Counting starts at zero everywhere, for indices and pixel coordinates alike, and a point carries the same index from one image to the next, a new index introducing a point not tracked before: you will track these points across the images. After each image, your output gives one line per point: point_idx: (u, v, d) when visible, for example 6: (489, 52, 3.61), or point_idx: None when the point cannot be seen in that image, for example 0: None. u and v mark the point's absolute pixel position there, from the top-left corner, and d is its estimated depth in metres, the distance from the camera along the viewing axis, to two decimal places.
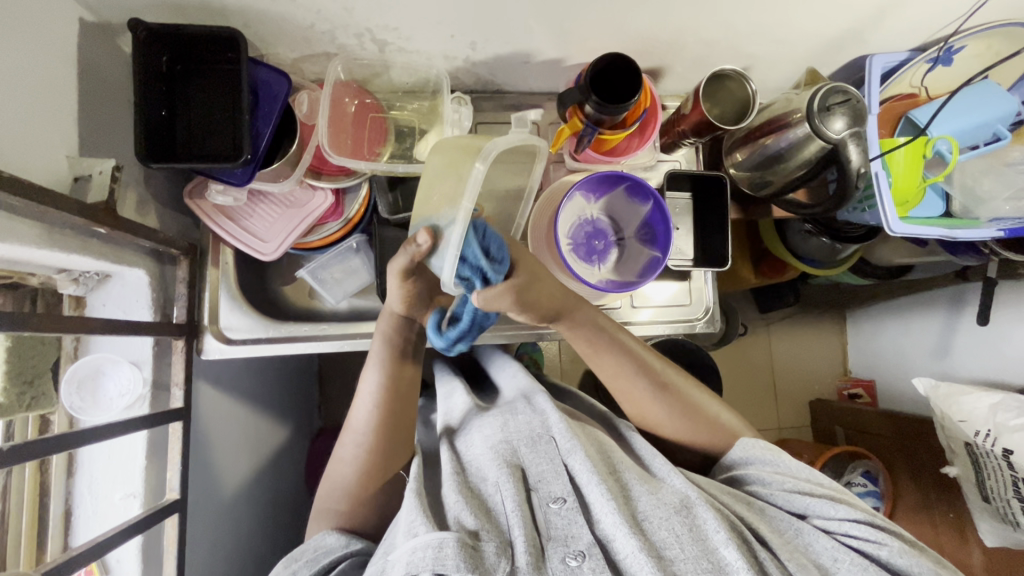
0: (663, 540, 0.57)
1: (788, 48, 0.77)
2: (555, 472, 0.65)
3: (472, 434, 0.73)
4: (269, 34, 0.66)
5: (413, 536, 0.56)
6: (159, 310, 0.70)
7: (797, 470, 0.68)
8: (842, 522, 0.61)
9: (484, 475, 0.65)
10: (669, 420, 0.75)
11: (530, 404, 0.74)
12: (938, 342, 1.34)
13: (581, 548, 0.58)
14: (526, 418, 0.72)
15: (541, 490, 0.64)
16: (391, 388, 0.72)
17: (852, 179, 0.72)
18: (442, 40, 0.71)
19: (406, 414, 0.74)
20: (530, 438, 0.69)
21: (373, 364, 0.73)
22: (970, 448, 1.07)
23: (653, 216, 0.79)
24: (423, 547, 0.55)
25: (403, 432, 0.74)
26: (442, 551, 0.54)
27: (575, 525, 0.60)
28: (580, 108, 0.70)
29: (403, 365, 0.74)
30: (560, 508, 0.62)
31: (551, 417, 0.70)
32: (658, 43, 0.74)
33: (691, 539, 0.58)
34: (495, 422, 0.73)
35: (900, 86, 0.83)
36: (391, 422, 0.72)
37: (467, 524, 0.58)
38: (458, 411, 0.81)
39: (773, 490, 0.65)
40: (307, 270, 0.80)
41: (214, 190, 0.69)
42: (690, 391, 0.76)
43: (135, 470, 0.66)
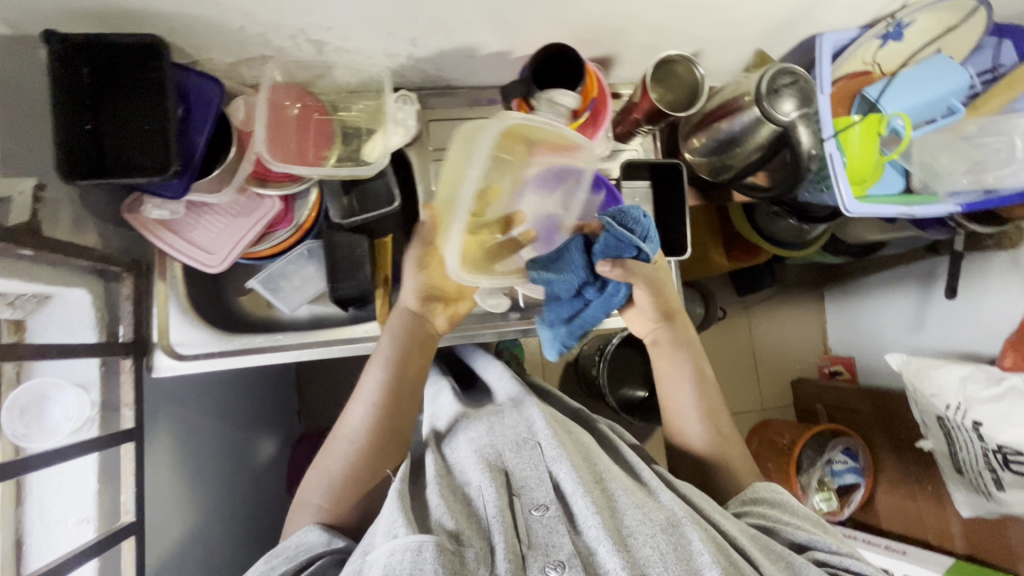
0: (647, 558, 0.56)
1: (736, 30, 0.75)
2: (539, 479, 0.64)
3: (458, 437, 0.72)
4: (197, 39, 0.63)
5: (392, 537, 0.55)
6: (104, 330, 0.68)
7: (804, 514, 0.69)
8: (843, 559, 0.61)
9: (467, 479, 0.65)
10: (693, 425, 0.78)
11: (520, 412, 0.73)
12: (914, 315, 1.34)
13: (560, 558, 0.56)
14: (513, 421, 0.72)
15: (524, 496, 0.62)
16: (395, 386, 0.71)
17: (803, 161, 0.71)
18: (381, 38, 0.69)
19: (405, 417, 0.73)
20: (514, 443, 0.68)
21: (380, 361, 0.72)
22: (942, 421, 1.07)
23: (604, 206, 0.79)
24: (402, 549, 0.53)
25: (398, 434, 0.72)
26: (421, 554, 0.53)
27: (557, 533, 0.58)
28: (525, 101, 0.68)
29: (412, 364, 0.73)
30: (542, 516, 0.60)
31: (537, 423, 0.69)
32: (604, 31, 0.73)
33: (676, 558, 0.56)
34: (482, 424, 0.72)
35: (852, 63, 0.81)
36: (389, 420, 0.71)
37: (446, 525, 0.58)
38: (446, 413, 0.79)
39: (783, 526, 0.65)
40: (259, 280, 0.78)
41: (150, 205, 0.67)
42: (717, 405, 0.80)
43: (88, 495, 0.65)
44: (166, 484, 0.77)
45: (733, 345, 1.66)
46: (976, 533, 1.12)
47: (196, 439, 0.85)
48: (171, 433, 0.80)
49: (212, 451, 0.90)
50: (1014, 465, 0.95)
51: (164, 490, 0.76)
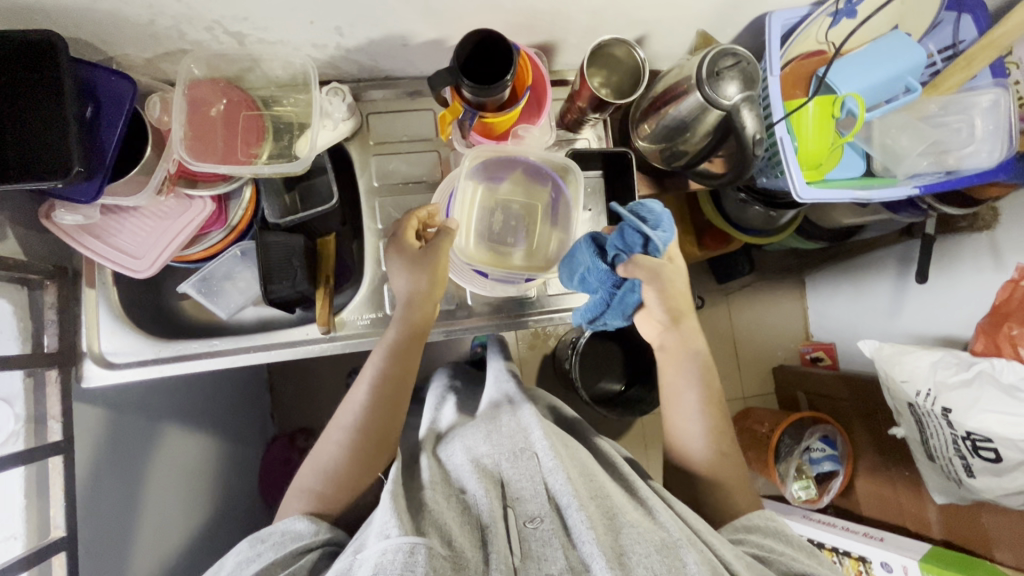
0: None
1: (680, 11, 0.72)
2: (534, 492, 0.62)
3: (454, 446, 0.71)
4: (103, 34, 0.60)
5: (384, 537, 0.54)
6: (28, 340, 0.65)
7: (799, 544, 0.66)
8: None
9: (465, 486, 0.63)
10: (696, 441, 0.75)
11: (516, 418, 0.72)
12: (891, 299, 1.31)
13: (553, 573, 0.54)
14: (509, 430, 0.69)
15: (518, 508, 0.61)
16: (399, 372, 0.71)
17: (749, 149, 0.67)
18: (304, 27, 0.65)
19: (405, 402, 0.72)
20: (511, 454, 0.66)
21: (384, 347, 0.71)
22: (913, 408, 1.06)
23: (553, 200, 0.75)
24: (393, 548, 0.52)
25: (398, 419, 0.72)
26: (413, 556, 0.51)
27: (550, 547, 0.56)
28: (457, 92, 0.65)
29: (415, 350, 0.72)
30: (536, 528, 0.59)
31: (535, 434, 0.67)
32: (541, 15, 0.70)
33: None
34: (478, 429, 0.71)
35: (806, 43, 0.79)
36: (389, 406, 0.70)
37: (440, 530, 0.56)
38: (447, 418, 0.82)
39: (777, 560, 0.62)
40: (192, 284, 0.76)
41: (60, 211, 0.63)
42: (725, 423, 0.76)
43: (15, 512, 0.62)
44: (115, 495, 0.75)
45: (712, 334, 1.64)
46: (951, 519, 1.11)
47: (147, 447, 0.83)
48: (119, 442, 0.78)
49: (167, 458, 0.87)
50: (982, 452, 0.94)
51: (109, 501, 0.74)
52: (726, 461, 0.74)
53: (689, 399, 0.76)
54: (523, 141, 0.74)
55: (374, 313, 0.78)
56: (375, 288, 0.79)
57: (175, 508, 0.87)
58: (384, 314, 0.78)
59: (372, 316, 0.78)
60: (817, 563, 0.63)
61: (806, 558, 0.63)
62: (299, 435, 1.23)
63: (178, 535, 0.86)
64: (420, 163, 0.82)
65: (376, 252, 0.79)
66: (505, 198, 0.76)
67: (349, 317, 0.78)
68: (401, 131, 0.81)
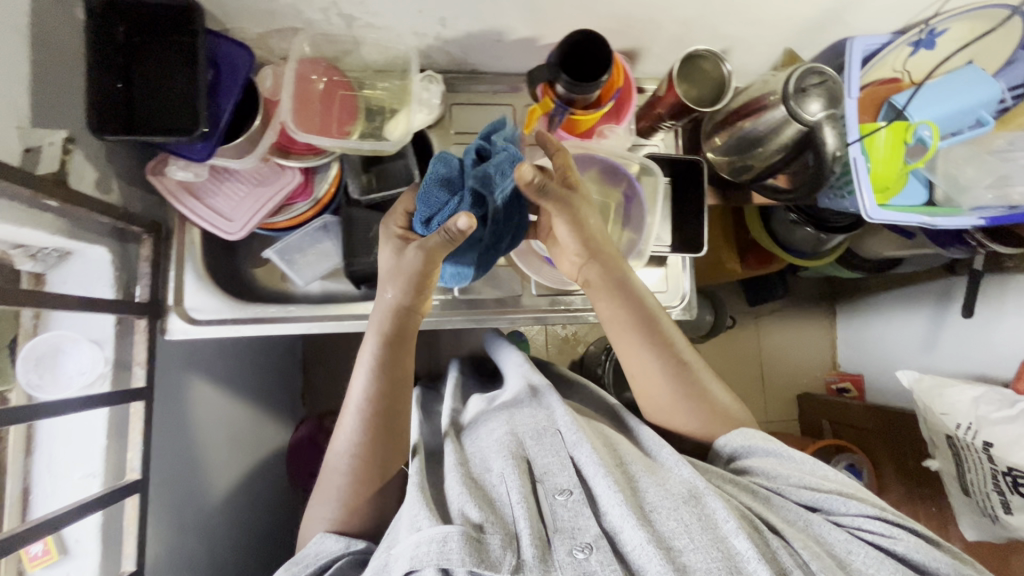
0: (672, 531, 0.55)
1: (766, 29, 0.75)
2: (561, 464, 0.63)
3: (480, 430, 0.71)
4: (229, 6, 0.64)
5: (417, 530, 0.55)
6: (121, 288, 0.69)
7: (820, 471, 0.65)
8: (855, 518, 0.58)
9: (488, 467, 0.64)
10: (676, 400, 0.72)
11: (538, 404, 0.73)
12: (928, 333, 1.30)
13: (587, 540, 0.55)
14: (531, 412, 0.72)
15: (546, 482, 0.62)
16: (385, 389, 0.70)
17: (828, 163, 0.70)
18: (411, 16, 0.69)
19: (401, 421, 0.71)
20: (535, 432, 0.68)
21: (366, 366, 0.70)
22: (951, 441, 1.05)
23: (626, 200, 0.78)
24: (428, 540, 0.53)
25: (400, 428, 0.70)
26: (447, 544, 0.53)
27: (582, 516, 0.58)
28: (551, 87, 0.68)
29: (402, 364, 0.71)
30: (567, 500, 0.59)
31: (558, 411, 0.69)
32: (633, 22, 0.73)
33: (700, 528, 0.55)
34: (501, 415, 0.72)
35: (881, 70, 0.81)
36: (383, 429, 0.69)
37: (471, 516, 0.57)
38: (468, 409, 0.77)
39: (782, 484, 0.63)
40: (275, 251, 0.79)
41: (175, 167, 0.68)
42: (685, 347, 0.74)
43: (95, 451, 0.66)
44: (174, 448, 0.77)
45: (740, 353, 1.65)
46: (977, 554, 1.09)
47: (202, 406, 0.85)
48: (183, 399, 0.81)
49: (215, 421, 0.89)
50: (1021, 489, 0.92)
51: (169, 454, 0.76)
52: (710, 394, 0.72)
53: (650, 356, 0.72)
54: (608, 140, 0.77)
55: (442, 295, 0.82)
56: None
57: (218, 470, 0.89)
58: (453, 297, 0.83)
59: (441, 298, 0.82)
60: (826, 483, 0.63)
61: (813, 479, 0.63)
62: (330, 417, 1.25)
63: (215, 499, 0.88)
64: None
65: None
66: None
67: None
68: (481, 124, 0.85)
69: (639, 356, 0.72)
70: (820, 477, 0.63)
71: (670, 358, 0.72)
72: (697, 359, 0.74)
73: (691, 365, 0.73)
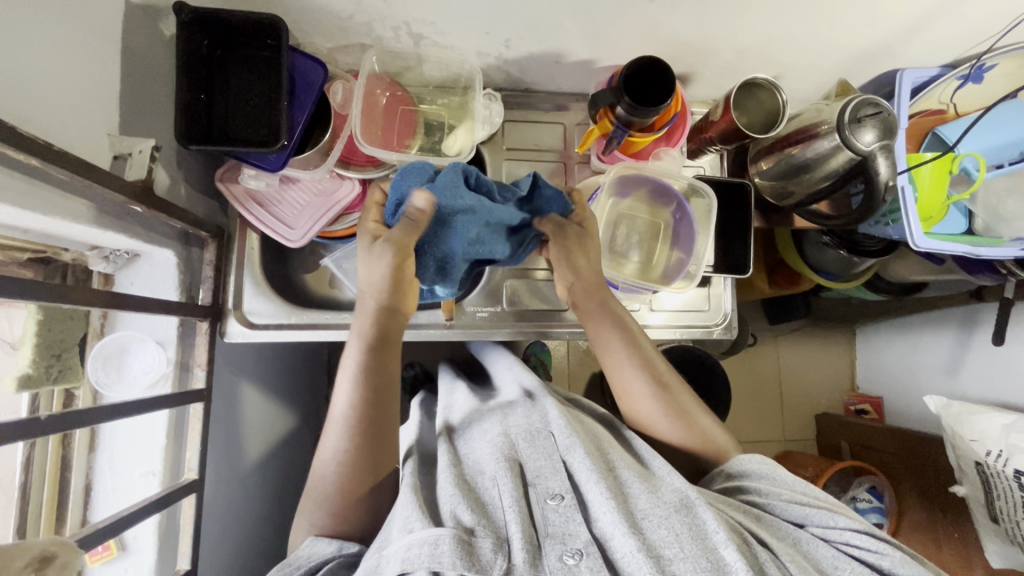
0: (662, 539, 0.53)
1: (818, 59, 0.77)
2: (554, 468, 0.62)
3: (473, 433, 0.71)
4: (306, 22, 0.66)
5: (408, 532, 0.53)
6: (185, 292, 0.71)
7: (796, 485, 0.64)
8: (843, 532, 0.57)
9: (481, 469, 0.63)
10: (655, 413, 0.73)
11: (532, 407, 0.72)
12: (950, 359, 1.21)
13: (578, 546, 0.54)
14: (525, 413, 0.71)
15: (538, 486, 0.60)
16: (371, 398, 0.66)
17: (880, 192, 0.71)
18: (477, 36, 0.71)
19: (390, 428, 0.67)
20: (529, 434, 0.67)
21: (349, 374, 0.66)
22: (981, 467, 0.99)
23: (675, 221, 0.79)
24: (419, 543, 0.51)
25: (388, 436, 0.67)
26: (438, 547, 0.51)
27: (573, 522, 0.56)
28: (611, 109, 0.71)
29: (386, 372, 0.68)
30: (558, 505, 0.58)
31: (551, 415, 0.68)
32: (690, 48, 0.75)
33: (691, 538, 0.53)
34: (494, 418, 0.72)
35: (927, 102, 0.83)
36: (370, 437, 0.65)
37: (463, 519, 0.55)
38: (459, 411, 0.78)
39: (772, 499, 0.62)
40: (331, 259, 0.82)
41: (247, 174, 0.71)
42: (666, 368, 0.75)
43: (156, 450, 0.67)
44: (219, 449, 0.78)
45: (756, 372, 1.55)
46: None
47: (246, 409, 0.86)
48: (231, 399, 0.82)
49: (258, 424, 0.90)
50: None
51: (218, 454, 0.77)
52: (690, 414, 0.73)
53: (635, 377, 0.73)
54: (663, 161, 0.80)
55: (491, 308, 0.84)
56: (495, 285, 0.84)
57: (256, 472, 0.89)
58: (502, 309, 0.84)
59: (490, 309, 0.84)
60: (815, 499, 0.62)
61: (803, 496, 0.62)
62: None
63: (252, 502, 0.87)
64: (546, 171, 0.86)
65: None
66: (628, 213, 0.81)
67: (470, 307, 0.84)
68: (533, 141, 0.87)
69: (628, 380, 0.74)
70: (807, 494, 0.63)
71: (650, 374, 0.74)
72: (676, 378, 0.75)
73: (672, 386, 0.74)
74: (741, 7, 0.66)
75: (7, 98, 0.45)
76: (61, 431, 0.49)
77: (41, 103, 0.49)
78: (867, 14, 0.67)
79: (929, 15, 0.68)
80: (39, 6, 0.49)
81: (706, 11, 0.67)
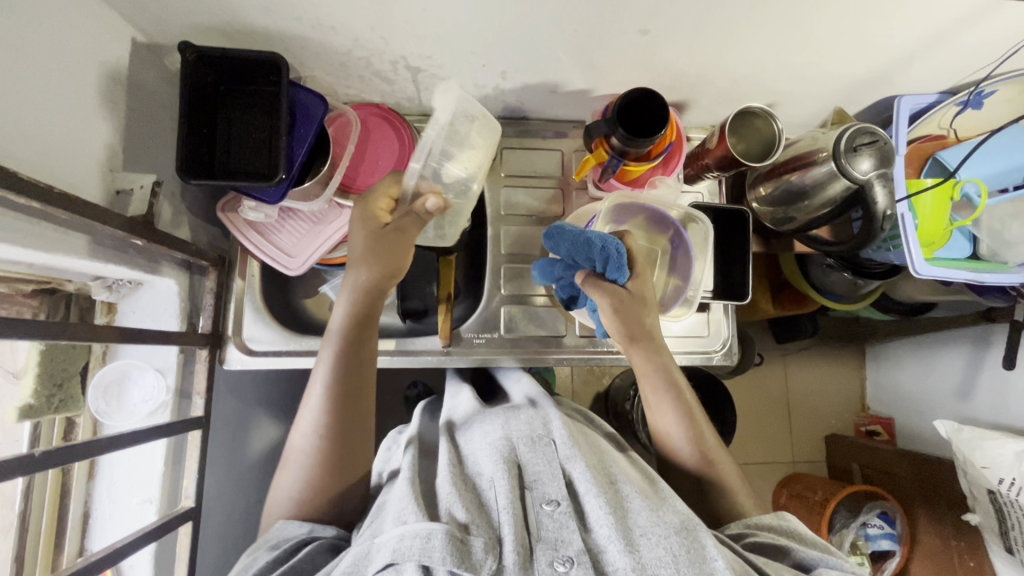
0: (657, 559, 0.52)
1: (814, 86, 0.78)
2: (552, 475, 0.60)
3: (475, 430, 0.70)
4: (307, 58, 0.68)
5: (402, 523, 0.53)
6: (186, 320, 0.72)
7: (812, 541, 0.62)
8: None
9: (479, 469, 0.62)
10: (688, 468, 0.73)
11: (536, 411, 0.71)
12: (962, 381, 1.18)
13: (570, 554, 0.53)
14: (527, 418, 0.69)
15: (535, 490, 0.59)
16: (343, 387, 0.65)
17: (876, 221, 0.71)
18: (475, 68, 0.72)
19: (359, 393, 0.66)
20: (530, 439, 0.65)
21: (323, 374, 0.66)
22: (994, 496, 0.96)
23: (673, 248, 0.79)
24: (412, 535, 0.51)
25: (359, 399, 0.66)
26: (430, 542, 0.51)
27: (567, 529, 0.55)
28: (606, 139, 0.72)
29: (360, 394, 0.67)
30: (553, 511, 0.57)
31: (554, 421, 0.67)
32: (686, 78, 0.76)
33: (688, 561, 0.52)
34: (498, 418, 0.70)
35: (928, 127, 0.82)
36: (339, 425, 0.64)
37: (457, 516, 0.55)
38: (463, 409, 0.78)
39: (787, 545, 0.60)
40: (331, 287, 0.84)
41: (247, 207, 0.73)
42: (713, 440, 0.74)
43: (154, 478, 0.68)
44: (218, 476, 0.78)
45: (762, 393, 1.52)
46: None
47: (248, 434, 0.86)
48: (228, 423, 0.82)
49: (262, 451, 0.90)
50: None
51: None
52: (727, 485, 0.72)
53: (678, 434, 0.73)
54: (658, 189, 0.81)
55: (489, 333, 0.84)
56: (492, 310, 0.85)
57: (256, 498, 0.89)
58: (498, 335, 0.85)
59: (487, 336, 0.84)
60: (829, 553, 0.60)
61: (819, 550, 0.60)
62: None
63: (252, 529, 0.87)
64: (544, 198, 0.87)
65: (498, 276, 0.85)
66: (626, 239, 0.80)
67: (466, 333, 0.84)
68: (531, 167, 0.88)
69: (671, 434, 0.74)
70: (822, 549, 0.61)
71: (699, 444, 0.72)
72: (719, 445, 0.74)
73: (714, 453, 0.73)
74: (733, 40, 0.66)
75: (12, 141, 0.47)
76: (56, 466, 0.49)
77: (47, 144, 0.51)
78: (860, 45, 0.68)
79: (924, 44, 0.68)
80: (45, 55, 0.51)
81: (700, 43, 0.67)
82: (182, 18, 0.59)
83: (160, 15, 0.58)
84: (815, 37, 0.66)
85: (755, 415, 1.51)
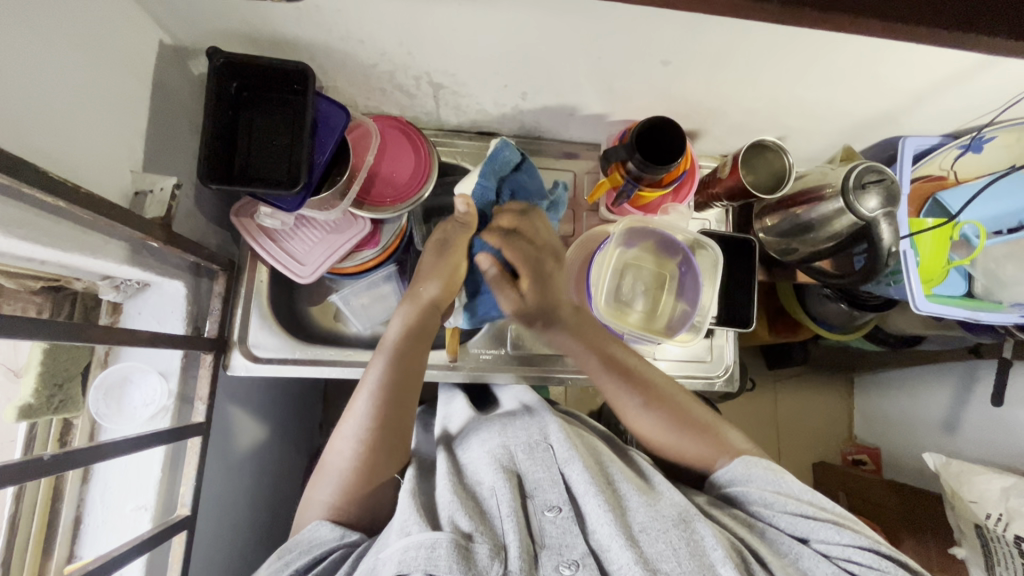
0: (659, 553, 0.53)
1: (822, 123, 0.80)
2: (552, 480, 0.61)
3: (472, 441, 0.69)
4: (332, 69, 0.69)
5: (405, 535, 0.53)
6: (191, 323, 0.70)
7: (795, 489, 0.63)
8: (845, 549, 0.56)
9: (479, 478, 0.62)
10: (660, 431, 0.72)
11: (532, 415, 0.71)
12: (949, 414, 1.20)
13: (574, 557, 0.54)
14: (525, 424, 0.69)
15: (536, 497, 0.59)
16: (400, 381, 0.66)
17: (882, 257, 0.73)
18: (496, 88, 0.74)
19: (409, 410, 0.67)
20: (527, 445, 0.65)
21: (372, 380, 0.66)
22: (980, 531, 0.95)
23: (681, 274, 0.80)
24: (415, 546, 0.51)
25: (409, 416, 0.67)
26: (435, 551, 0.50)
27: (571, 534, 0.56)
28: (622, 164, 0.73)
29: (404, 411, 0.67)
30: (556, 517, 0.57)
31: (551, 427, 0.66)
32: (700, 108, 0.78)
33: (688, 553, 0.53)
34: (495, 426, 0.70)
35: (929, 168, 0.85)
36: (394, 418, 0.65)
37: (461, 525, 0.54)
38: (458, 420, 0.76)
39: (777, 513, 0.60)
40: (339, 297, 0.83)
41: (262, 213, 0.72)
42: (652, 371, 0.75)
43: (151, 484, 0.66)
44: (214, 486, 0.76)
45: (753, 420, 1.53)
46: None
47: (242, 443, 0.85)
48: (227, 428, 0.80)
49: (254, 459, 0.88)
50: None
51: (211, 487, 0.75)
52: (707, 425, 0.71)
53: (622, 391, 0.73)
54: (670, 216, 0.84)
55: (495, 350, 0.85)
56: (500, 327, 0.85)
57: (246, 505, 0.86)
58: (505, 352, 0.85)
59: (494, 352, 0.85)
60: (818, 508, 0.60)
61: (807, 505, 0.60)
62: None
63: (241, 540, 0.85)
64: None
65: None
66: (633, 261, 0.81)
67: (473, 349, 0.84)
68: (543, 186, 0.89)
69: (635, 417, 0.73)
70: (810, 502, 0.61)
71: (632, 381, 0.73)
72: (703, 410, 0.73)
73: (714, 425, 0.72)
74: (748, 75, 0.69)
75: (42, 137, 0.47)
76: (55, 473, 0.48)
77: (74, 145, 0.51)
78: (870, 86, 0.70)
79: (930, 90, 0.71)
80: (76, 53, 0.51)
81: (717, 76, 0.69)
82: (213, 23, 0.59)
83: (191, 20, 0.59)
84: (828, 75, 0.68)
85: (747, 440, 1.52)
